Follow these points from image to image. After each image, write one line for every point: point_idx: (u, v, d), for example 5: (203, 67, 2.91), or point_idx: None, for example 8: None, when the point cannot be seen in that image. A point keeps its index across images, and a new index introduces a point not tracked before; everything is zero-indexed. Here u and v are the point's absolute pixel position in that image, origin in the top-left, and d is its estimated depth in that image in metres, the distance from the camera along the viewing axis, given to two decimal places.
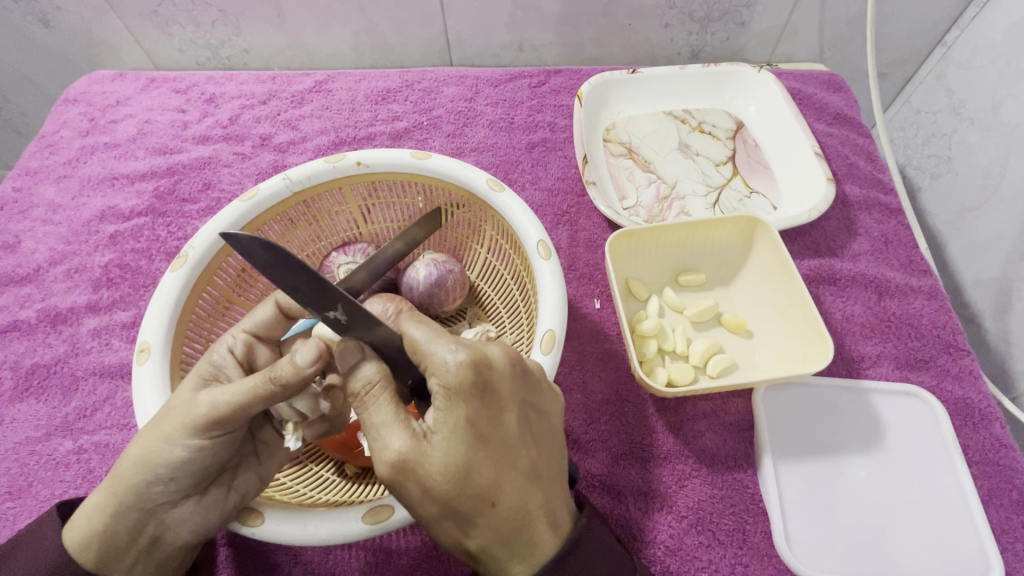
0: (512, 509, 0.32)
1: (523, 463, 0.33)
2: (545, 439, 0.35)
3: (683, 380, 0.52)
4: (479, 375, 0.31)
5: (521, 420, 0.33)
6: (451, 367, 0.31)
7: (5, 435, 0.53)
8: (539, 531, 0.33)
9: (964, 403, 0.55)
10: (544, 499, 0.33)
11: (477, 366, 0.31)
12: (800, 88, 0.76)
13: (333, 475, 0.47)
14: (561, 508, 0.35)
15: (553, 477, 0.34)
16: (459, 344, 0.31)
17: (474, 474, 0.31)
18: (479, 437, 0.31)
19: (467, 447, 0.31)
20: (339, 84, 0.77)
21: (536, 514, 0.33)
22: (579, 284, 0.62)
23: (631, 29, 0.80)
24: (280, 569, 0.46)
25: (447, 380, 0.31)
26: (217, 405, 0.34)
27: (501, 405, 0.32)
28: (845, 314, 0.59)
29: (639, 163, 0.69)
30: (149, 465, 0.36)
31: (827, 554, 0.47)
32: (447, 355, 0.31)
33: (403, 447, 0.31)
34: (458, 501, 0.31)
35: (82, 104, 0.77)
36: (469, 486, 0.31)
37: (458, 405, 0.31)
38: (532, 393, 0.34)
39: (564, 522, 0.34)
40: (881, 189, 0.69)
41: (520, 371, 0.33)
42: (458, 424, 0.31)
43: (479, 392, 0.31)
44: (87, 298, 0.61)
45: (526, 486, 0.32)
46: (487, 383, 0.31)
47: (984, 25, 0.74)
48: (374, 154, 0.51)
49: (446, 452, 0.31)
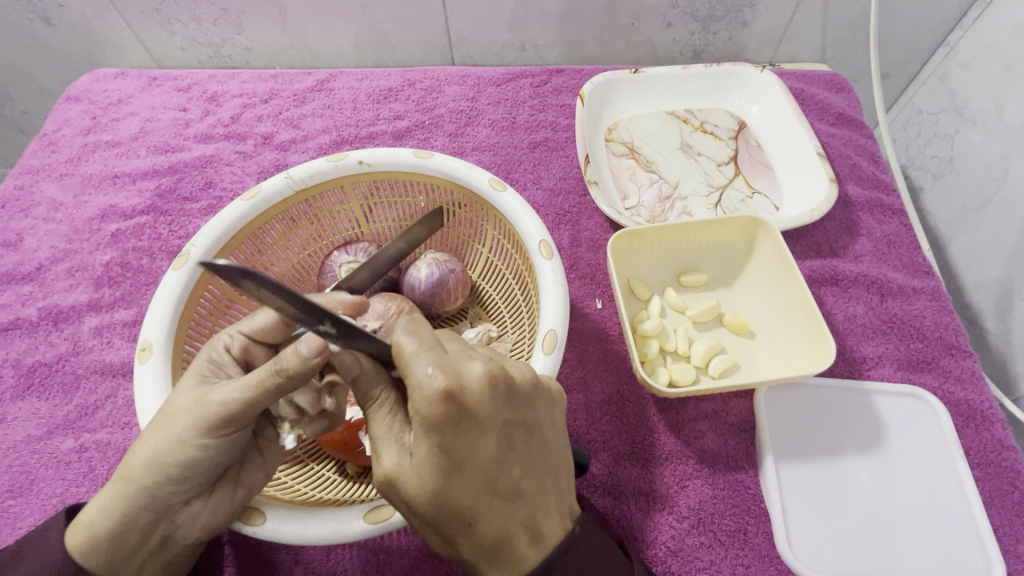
0: (489, 531, 0.32)
1: (502, 484, 0.32)
2: (533, 456, 0.33)
3: (684, 381, 0.52)
4: (450, 402, 0.30)
5: (503, 441, 0.32)
6: (425, 390, 0.30)
7: (6, 434, 0.53)
8: (521, 549, 0.32)
9: (967, 404, 0.55)
10: (527, 516, 0.33)
11: (449, 392, 0.30)
12: (802, 88, 0.75)
13: (333, 475, 0.47)
14: (549, 525, 0.34)
15: (541, 492, 0.33)
16: (434, 368, 0.31)
17: (449, 496, 0.31)
18: (452, 461, 0.31)
19: (438, 471, 0.31)
20: (340, 83, 0.77)
21: (517, 534, 0.32)
22: (580, 284, 0.62)
23: (633, 29, 0.80)
24: (280, 568, 0.46)
25: (420, 408, 0.31)
26: (229, 402, 0.34)
27: (477, 430, 0.31)
28: (847, 315, 0.59)
29: (640, 163, 0.69)
30: (161, 465, 0.35)
31: (827, 555, 0.47)
32: (424, 377, 0.31)
33: (390, 464, 0.33)
34: (436, 518, 0.32)
35: (83, 102, 0.77)
36: (444, 508, 0.32)
37: (430, 432, 0.31)
38: (518, 411, 0.32)
39: (552, 535, 0.34)
40: (884, 189, 0.69)
41: (502, 391, 0.31)
42: (431, 450, 0.31)
43: (448, 418, 0.30)
44: (89, 296, 0.61)
45: (504, 508, 0.32)
46: (460, 409, 0.31)
47: (988, 25, 0.74)
48: (376, 154, 0.51)
49: (420, 475, 0.32)
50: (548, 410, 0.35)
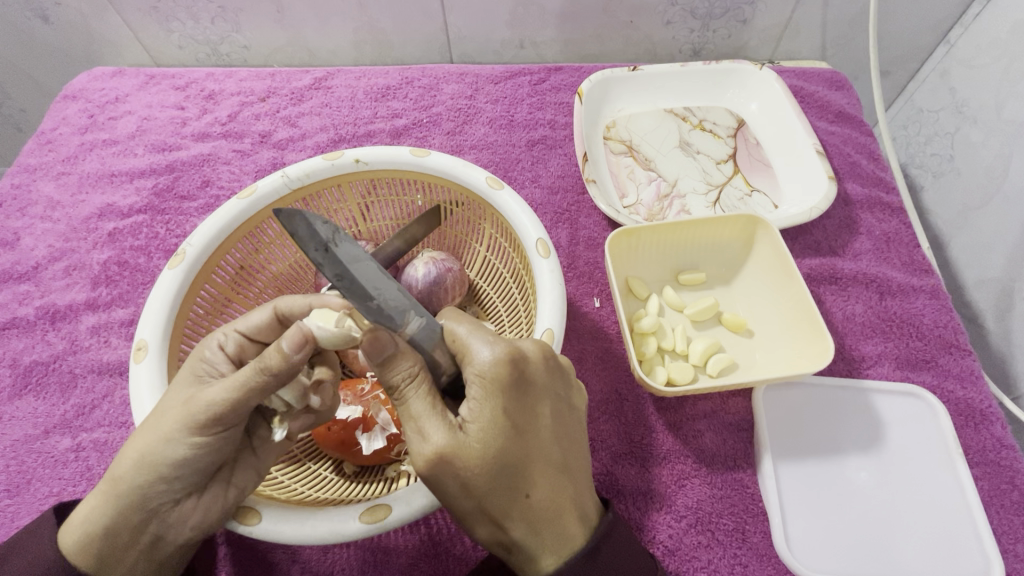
0: (544, 501, 0.33)
1: (556, 456, 0.34)
2: (574, 431, 0.36)
3: (682, 380, 0.52)
4: (516, 366, 0.33)
5: (555, 412, 0.35)
6: (490, 359, 0.32)
7: (4, 433, 0.53)
8: (570, 522, 0.34)
9: (966, 403, 0.54)
10: (574, 490, 0.35)
11: (515, 359, 0.33)
12: (802, 86, 0.75)
13: (331, 474, 0.47)
14: (590, 502, 0.36)
15: (581, 470, 0.36)
16: (496, 338, 0.33)
17: (510, 465, 0.32)
18: (515, 427, 0.32)
19: (504, 436, 0.32)
20: (339, 81, 0.77)
21: (566, 507, 0.34)
22: (578, 282, 0.61)
23: (632, 26, 0.80)
24: (278, 567, 0.46)
25: (485, 370, 0.32)
26: (218, 401, 0.34)
27: (536, 397, 0.34)
28: (846, 313, 0.59)
29: (639, 161, 0.68)
30: (151, 462, 0.36)
31: (826, 552, 0.47)
32: (487, 348, 0.33)
33: (440, 441, 0.32)
34: (494, 491, 0.32)
35: (81, 100, 0.77)
36: (505, 477, 0.32)
37: (496, 397, 0.32)
38: (564, 387, 0.36)
39: (594, 515, 0.36)
40: (884, 187, 0.69)
41: (553, 365, 0.35)
42: (494, 414, 0.32)
43: (515, 382, 0.32)
44: (86, 295, 0.61)
45: (557, 477, 0.34)
46: (523, 375, 0.33)
47: (987, 23, 0.74)
48: (373, 151, 0.51)
49: (482, 442, 0.32)
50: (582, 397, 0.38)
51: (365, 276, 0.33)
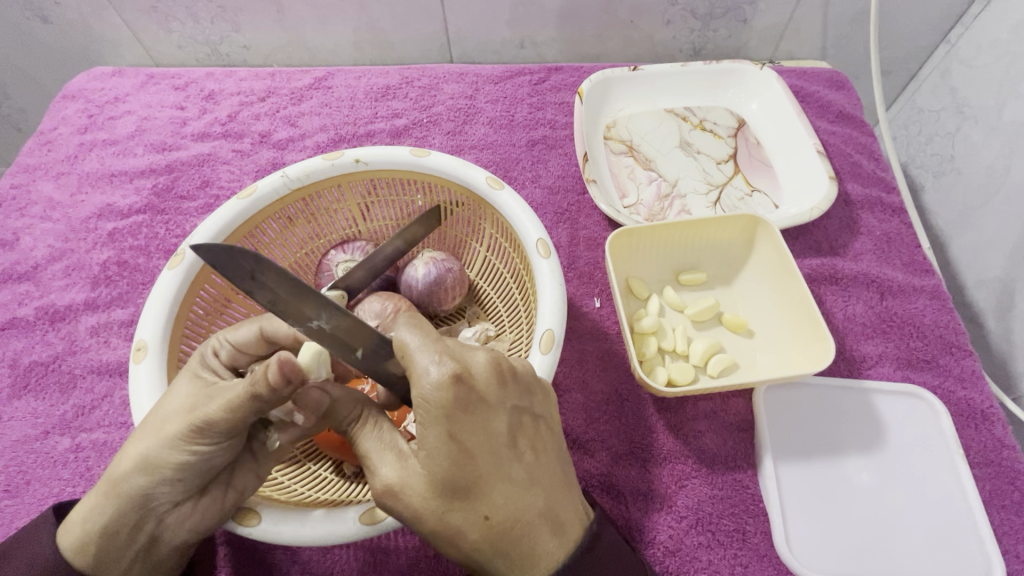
0: (506, 521, 0.32)
1: (516, 471, 0.33)
2: (541, 443, 0.34)
3: (683, 380, 0.51)
4: (461, 386, 0.31)
5: (511, 426, 0.33)
6: (433, 380, 0.31)
7: (3, 433, 0.53)
8: (543, 539, 0.33)
9: (967, 404, 0.54)
10: (544, 505, 0.33)
11: (458, 379, 0.31)
12: (802, 86, 0.75)
13: (332, 475, 0.47)
14: (566, 514, 0.34)
15: (551, 482, 0.34)
16: (441, 356, 0.32)
17: (461, 487, 0.31)
18: (464, 449, 0.31)
19: (450, 462, 0.31)
20: (339, 81, 0.77)
21: (536, 523, 0.32)
22: (579, 283, 0.61)
23: (633, 26, 0.80)
24: (278, 568, 0.46)
25: (427, 395, 0.31)
26: (217, 415, 0.34)
27: (487, 414, 0.32)
28: (847, 314, 0.59)
29: (639, 161, 0.68)
30: (154, 465, 0.36)
31: (826, 553, 0.47)
32: (430, 367, 0.32)
33: (389, 474, 0.32)
34: (449, 518, 0.32)
35: (80, 100, 0.77)
36: (458, 503, 0.32)
37: (442, 419, 0.31)
38: (522, 397, 0.34)
39: (573, 529, 0.34)
40: (884, 188, 0.69)
41: (506, 375, 0.33)
42: (438, 440, 0.31)
43: (460, 403, 0.31)
44: (86, 295, 0.61)
45: (520, 494, 0.32)
46: (470, 392, 0.32)
47: (988, 24, 0.73)
48: (372, 151, 0.50)
49: (427, 470, 0.32)
50: (548, 401, 0.36)
51: (295, 302, 0.34)
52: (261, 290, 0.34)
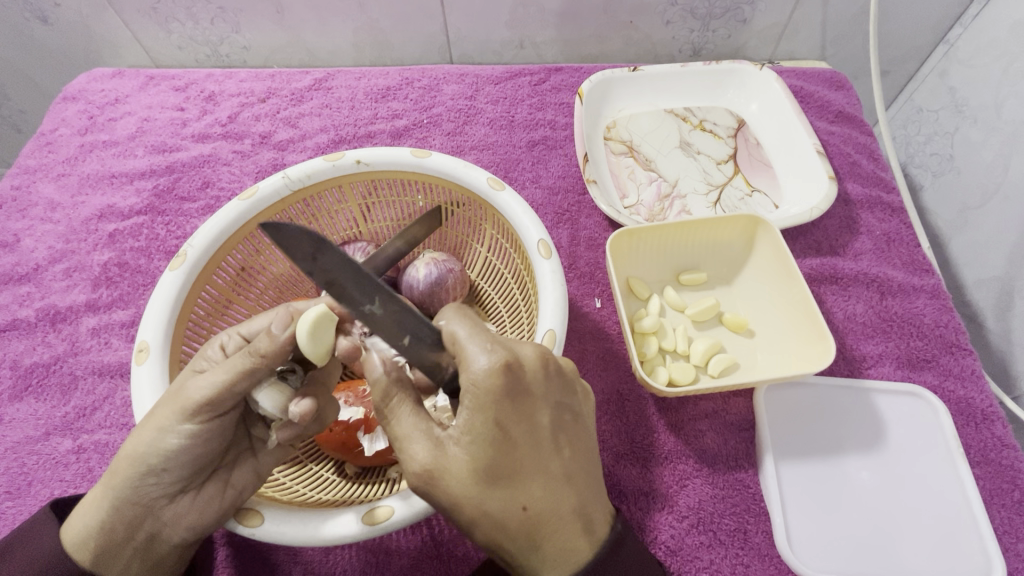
0: (543, 513, 0.32)
1: (556, 466, 0.33)
2: (579, 441, 0.34)
3: (683, 380, 0.52)
4: (511, 375, 0.31)
5: (554, 422, 0.33)
6: (484, 367, 0.31)
7: (5, 435, 0.53)
8: (573, 536, 0.33)
9: (966, 403, 0.55)
10: (578, 503, 0.33)
11: (510, 367, 0.31)
12: (802, 86, 0.75)
13: (333, 475, 0.47)
14: (596, 514, 0.34)
15: (585, 480, 0.34)
16: (492, 345, 0.32)
17: (502, 476, 0.31)
18: (508, 438, 0.31)
19: (493, 449, 0.31)
20: (339, 82, 0.77)
21: (569, 517, 0.33)
22: (579, 283, 0.61)
23: (632, 26, 0.80)
24: (279, 568, 0.46)
25: (478, 380, 0.31)
26: (206, 393, 0.35)
27: (533, 406, 0.32)
28: (847, 313, 0.59)
29: (639, 161, 0.68)
30: (142, 455, 0.36)
31: (827, 554, 0.47)
32: (481, 354, 0.31)
33: (425, 457, 0.32)
34: (488, 507, 0.31)
35: (80, 101, 0.77)
36: (496, 491, 0.31)
37: (490, 405, 0.31)
38: (566, 393, 0.34)
39: (600, 528, 0.34)
40: (884, 188, 0.69)
41: (553, 370, 0.33)
42: (485, 426, 0.31)
43: (509, 391, 0.31)
44: (87, 296, 0.61)
45: (557, 490, 0.32)
46: (520, 381, 0.31)
47: (987, 24, 0.74)
48: (374, 152, 0.50)
49: (469, 457, 0.31)
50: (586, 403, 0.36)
51: (355, 283, 0.33)
52: (317, 271, 0.32)
